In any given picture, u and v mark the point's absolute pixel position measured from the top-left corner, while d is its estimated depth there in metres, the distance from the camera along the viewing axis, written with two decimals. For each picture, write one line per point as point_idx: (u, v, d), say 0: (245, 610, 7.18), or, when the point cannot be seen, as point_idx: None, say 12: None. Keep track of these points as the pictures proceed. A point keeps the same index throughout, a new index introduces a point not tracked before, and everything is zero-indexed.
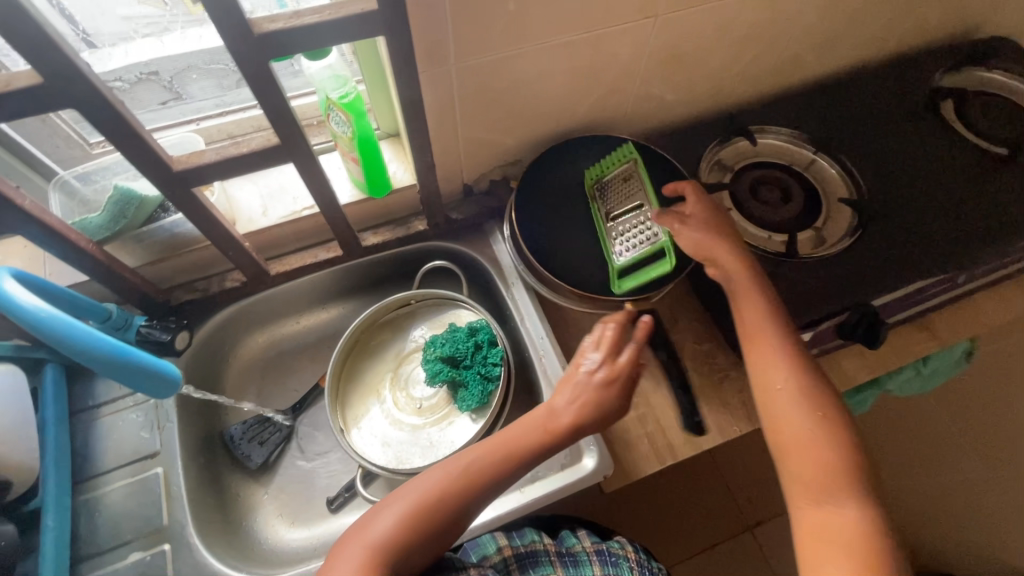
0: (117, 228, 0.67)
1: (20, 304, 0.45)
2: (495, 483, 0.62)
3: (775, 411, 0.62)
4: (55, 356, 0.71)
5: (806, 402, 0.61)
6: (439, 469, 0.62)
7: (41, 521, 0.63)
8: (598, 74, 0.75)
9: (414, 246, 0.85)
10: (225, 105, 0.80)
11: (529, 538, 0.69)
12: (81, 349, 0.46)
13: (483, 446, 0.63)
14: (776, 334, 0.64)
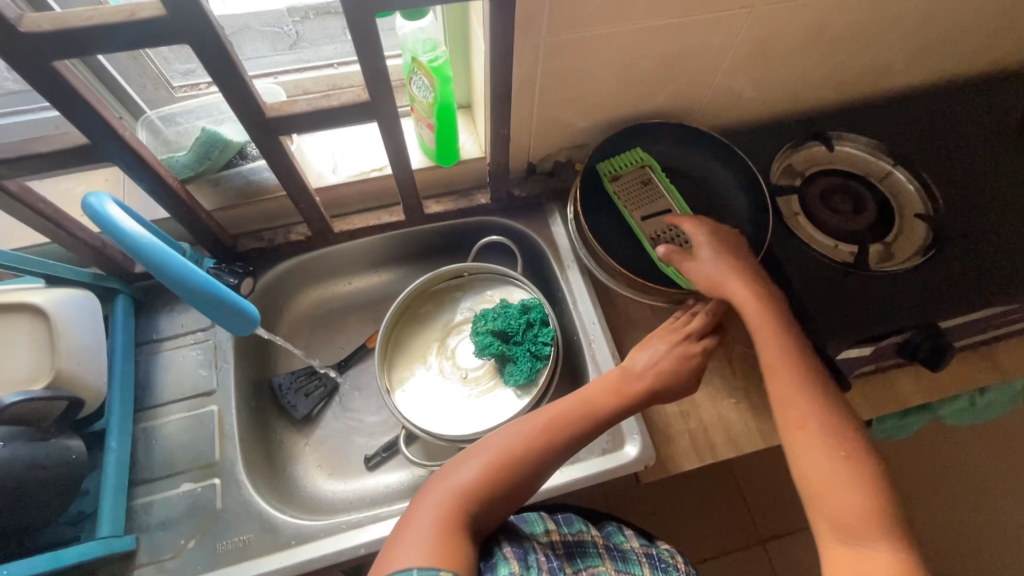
0: (201, 169, 0.68)
1: (121, 228, 0.47)
2: (557, 452, 0.63)
3: (797, 445, 0.58)
4: (126, 289, 0.75)
5: (832, 440, 0.57)
6: (489, 442, 0.63)
7: (105, 441, 0.66)
8: (683, 63, 0.74)
9: (473, 218, 0.85)
10: (302, 62, 0.80)
11: (578, 527, 0.67)
12: (179, 278, 0.49)
13: (536, 417, 0.64)
14: (798, 368, 0.62)
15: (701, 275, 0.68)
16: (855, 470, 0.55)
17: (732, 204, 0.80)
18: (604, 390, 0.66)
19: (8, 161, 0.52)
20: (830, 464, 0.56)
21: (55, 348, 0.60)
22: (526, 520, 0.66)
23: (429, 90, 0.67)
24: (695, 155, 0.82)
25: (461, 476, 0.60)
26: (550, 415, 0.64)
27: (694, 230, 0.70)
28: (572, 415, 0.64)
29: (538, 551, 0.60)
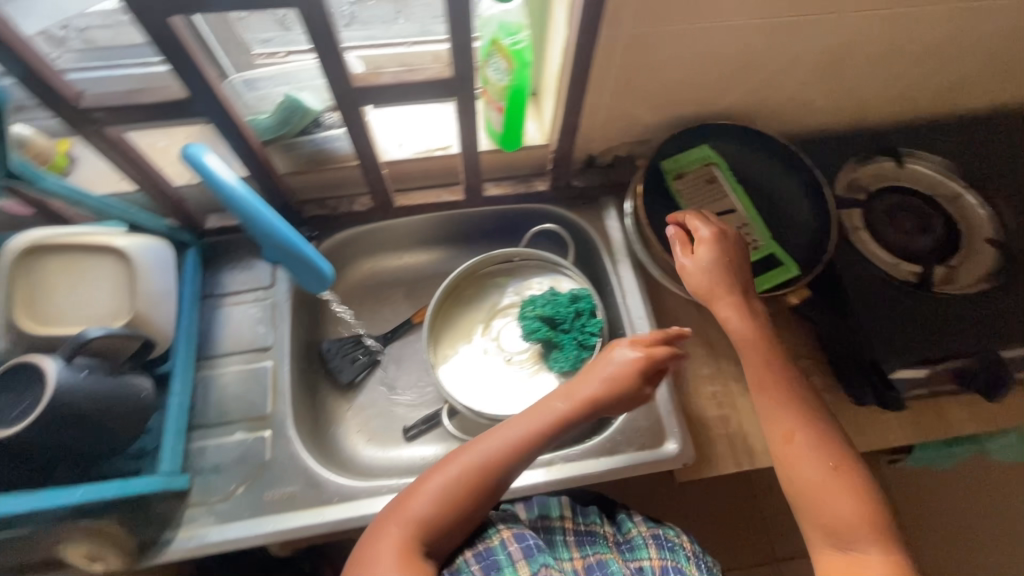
0: (281, 133, 0.71)
1: (217, 176, 0.49)
2: (511, 472, 0.61)
3: (788, 460, 0.59)
4: (195, 242, 0.78)
5: (822, 452, 0.58)
6: (435, 474, 0.60)
7: (169, 383, 0.70)
8: (758, 66, 0.73)
9: (528, 205, 0.86)
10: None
11: (591, 520, 0.68)
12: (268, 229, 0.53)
13: (480, 445, 0.61)
14: (785, 382, 0.62)
15: (694, 280, 0.67)
16: (845, 482, 0.56)
17: (793, 212, 0.79)
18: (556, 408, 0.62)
19: (116, 108, 0.56)
20: (818, 482, 0.57)
21: (135, 290, 0.63)
22: (515, 513, 0.66)
23: (505, 74, 0.68)
24: (760, 160, 0.81)
25: (416, 511, 0.58)
26: (495, 443, 0.61)
27: (696, 229, 0.69)
28: (523, 437, 0.61)
29: (508, 545, 0.60)
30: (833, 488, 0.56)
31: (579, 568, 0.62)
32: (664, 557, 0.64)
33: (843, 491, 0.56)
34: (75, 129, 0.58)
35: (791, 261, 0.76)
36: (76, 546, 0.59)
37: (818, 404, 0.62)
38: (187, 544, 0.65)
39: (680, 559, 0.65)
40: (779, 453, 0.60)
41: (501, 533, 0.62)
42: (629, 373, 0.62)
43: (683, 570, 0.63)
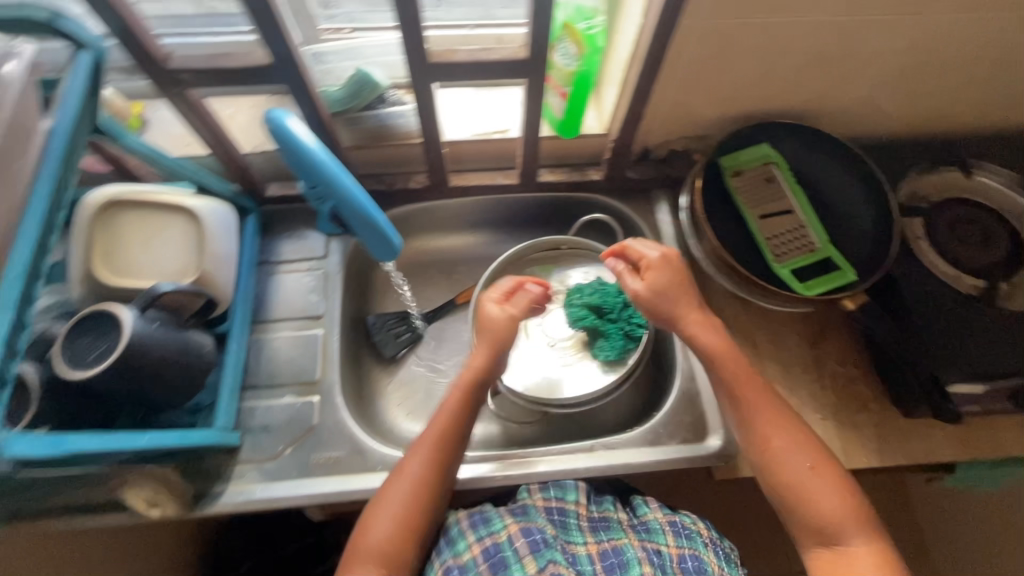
0: (349, 106, 0.73)
1: (299, 139, 0.51)
2: (448, 470, 0.66)
3: (774, 466, 0.62)
4: (255, 209, 0.80)
5: (800, 454, 0.62)
6: (380, 504, 0.63)
7: (226, 344, 0.72)
8: (831, 65, 0.72)
9: (580, 193, 0.86)
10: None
11: (604, 506, 0.70)
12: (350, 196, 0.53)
13: (409, 468, 0.64)
14: (753, 396, 0.64)
15: (653, 305, 0.67)
16: (825, 479, 0.60)
17: (852, 217, 0.78)
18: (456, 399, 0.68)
19: (202, 71, 0.57)
20: (796, 482, 0.61)
21: (203, 250, 0.65)
22: (522, 506, 0.67)
23: (574, 59, 0.69)
24: (821, 162, 0.79)
25: (373, 540, 0.61)
26: (420, 461, 0.64)
27: (651, 260, 0.68)
28: (440, 443, 0.65)
29: (514, 541, 0.62)
30: (818, 484, 0.60)
31: (593, 553, 0.63)
32: (681, 545, 0.64)
33: (823, 488, 0.60)
34: (160, 90, 0.59)
35: (847, 266, 0.75)
36: (135, 490, 0.60)
37: (779, 401, 0.65)
38: (235, 499, 0.67)
39: (698, 545, 0.64)
40: (766, 463, 0.63)
41: (506, 528, 0.63)
42: (509, 327, 0.70)
43: (701, 555, 0.63)
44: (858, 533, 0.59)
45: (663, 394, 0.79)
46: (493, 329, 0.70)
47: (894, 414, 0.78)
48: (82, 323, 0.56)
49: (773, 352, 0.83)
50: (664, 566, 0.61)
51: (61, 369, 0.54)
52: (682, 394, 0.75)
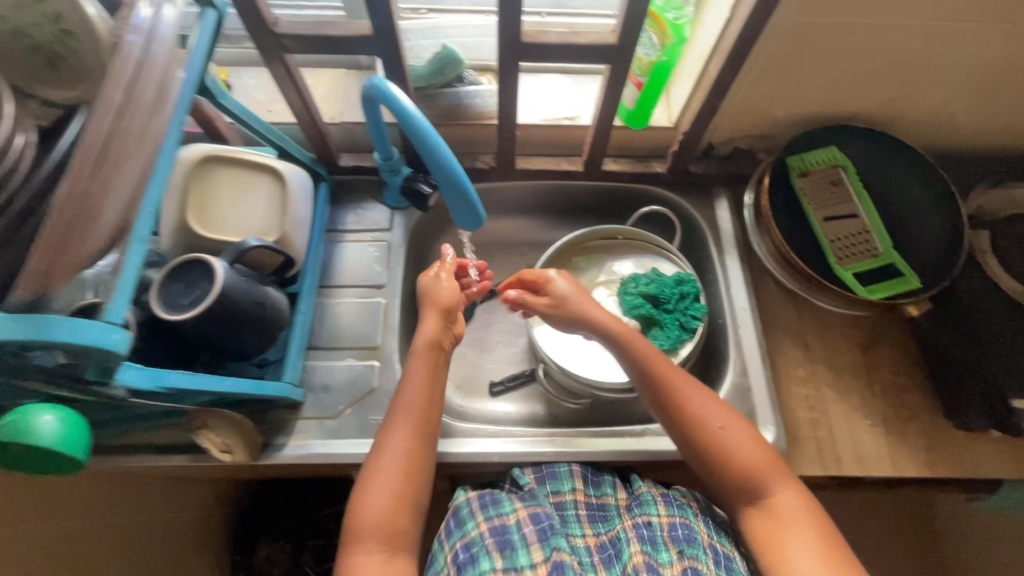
0: (431, 83, 0.75)
1: (401, 105, 0.55)
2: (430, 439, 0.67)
3: (700, 436, 0.64)
4: (327, 178, 0.83)
5: (716, 413, 0.65)
6: (370, 481, 0.62)
7: (296, 303, 0.75)
8: (914, 71, 0.71)
9: (641, 185, 0.87)
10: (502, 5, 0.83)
11: (603, 491, 0.71)
12: (441, 161, 0.54)
13: (392, 443, 0.64)
14: (669, 369, 0.68)
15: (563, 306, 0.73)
16: (734, 430, 0.64)
17: (917, 226, 0.78)
18: (422, 371, 0.68)
19: (305, 37, 0.60)
20: (714, 442, 0.63)
21: (285, 211, 0.68)
22: (529, 492, 0.69)
23: (656, 49, 0.70)
24: (891, 168, 0.79)
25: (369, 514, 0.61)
26: (405, 433, 0.65)
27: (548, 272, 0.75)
28: (418, 414, 0.66)
29: (522, 526, 0.63)
30: (730, 437, 0.63)
31: (591, 545, 0.64)
32: (672, 514, 0.65)
33: (741, 439, 0.63)
34: (262, 54, 0.62)
35: (911, 273, 0.75)
36: (212, 433, 0.62)
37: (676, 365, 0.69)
38: (296, 452, 0.70)
39: (688, 514, 0.66)
40: (699, 435, 0.64)
41: (516, 512, 0.65)
42: (454, 299, 0.73)
43: (691, 524, 0.64)
44: (779, 476, 0.62)
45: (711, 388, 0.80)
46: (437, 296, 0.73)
47: (945, 426, 0.78)
48: (176, 270, 0.59)
49: (824, 355, 0.83)
50: (654, 539, 0.62)
51: (158, 311, 0.57)
52: (734, 388, 0.76)
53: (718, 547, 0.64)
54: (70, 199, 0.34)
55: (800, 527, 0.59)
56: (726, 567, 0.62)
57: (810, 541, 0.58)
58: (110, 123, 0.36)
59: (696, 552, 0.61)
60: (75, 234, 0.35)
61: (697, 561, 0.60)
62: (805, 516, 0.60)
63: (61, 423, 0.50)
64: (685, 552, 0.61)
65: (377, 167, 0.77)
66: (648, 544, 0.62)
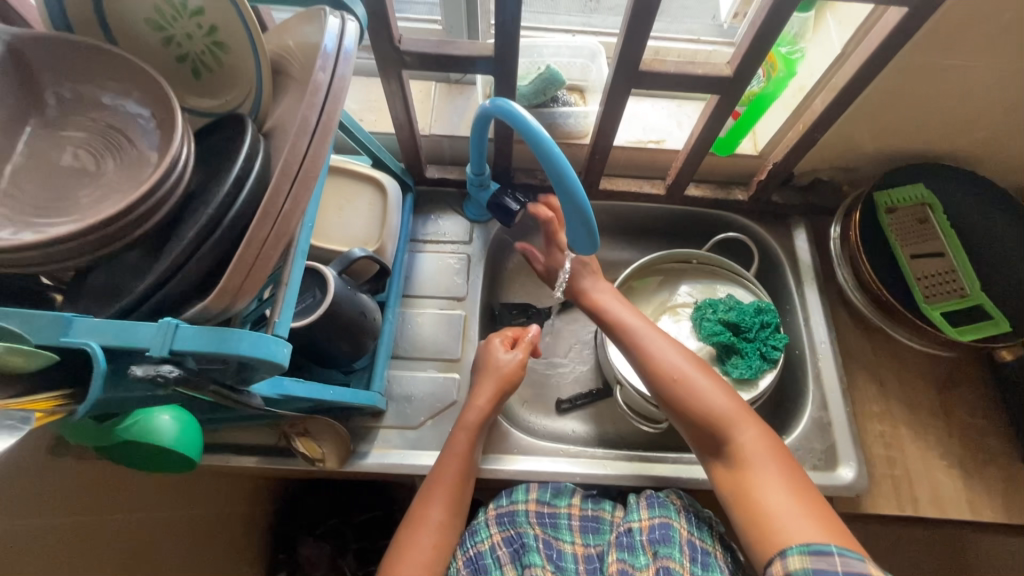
0: (532, 103, 0.76)
1: (532, 126, 0.55)
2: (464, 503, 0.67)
3: (663, 385, 0.68)
4: (413, 189, 0.84)
5: (675, 361, 0.68)
6: (407, 543, 0.63)
7: (383, 312, 0.75)
8: (1015, 115, 0.71)
9: (719, 211, 0.88)
10: (590, 26, 0.84)
11: (600, 505, 0.71)
12: (570, 188, 0.55)
13: (430, 517, 0.64)
14: (633, 325, 0.73)
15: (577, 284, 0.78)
16: (695, 377, 0.67)
17: (1005, 267, 0.77)
18: (465, 444, 0.68)
19: (426, 55, 0.61)
20: (683, 389, 0.66)
21: (385, 221, 0.69)
22: (509, 512, 0.69)
23: (762, 80, 0.74)
24: (979, 207, 0.79)
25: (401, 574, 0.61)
26: (442, 508, 0.65)
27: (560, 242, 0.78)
28: (456, 485, 0.66)
29: (496, 549, 0.66)
30: (692, 381, 0.67)
31: (578, 554, 0.67)
32: (653, 516, 0.66)
33: (703, 384, 0.66)
34: (379, 68, 0.63)
35: (1000, 316, 0.74)
36: (311, 441, 0.64)
37: (645, 321, 0.74)
38: (379, 460, 0.70)
39: (669, 513, 0.67)
40: (659, 383, 0.68)
41: (491, 538, 0.67)
42: (517, 375, 0.73)
43: (672, 524, 0.65)
44: (744, 419, 0.64)
45: (787, 420, 0.80)
46: (499, 372, 0.72)
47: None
48: None
49: (899, 392, 0.81)
50: (633, 545, 0.65)
51: None
52: (814, 421, 0.76)
53: (696, 542, 0.66)
54: (264, 216, 0.34)
55: (767, 470, 0.60)
56: (702, 563, 0.64)
57: (777, 486, 0.59)
58: (305, 144, 0.36)
59: (671, 551, 0.63)
60: (265, 251, 0.35)
61: (669, 561, 0.62)
62: (771, 460, 0.61)
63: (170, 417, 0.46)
64: (660, 553, 0.63)
65: (468, 182, 0.78)
66: (626, 551, 0.64)
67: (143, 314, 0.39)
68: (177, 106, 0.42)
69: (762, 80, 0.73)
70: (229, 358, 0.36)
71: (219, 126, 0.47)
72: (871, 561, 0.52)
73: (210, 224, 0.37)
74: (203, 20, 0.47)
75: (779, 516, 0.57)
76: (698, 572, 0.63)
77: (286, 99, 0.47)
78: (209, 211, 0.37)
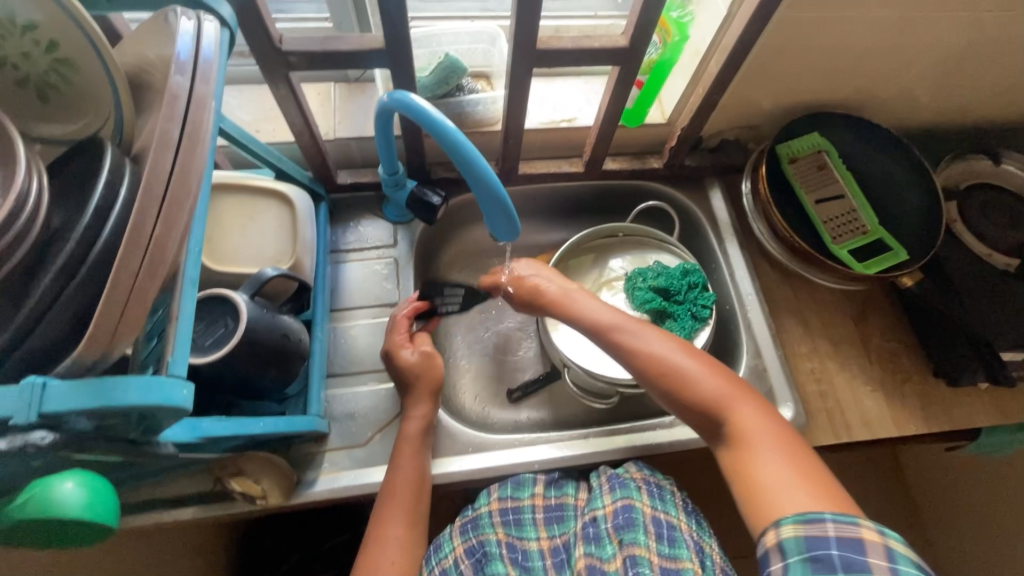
0: (437, 93, 0.74)
1: (438, 121, 0.54)
2: (423, 517, 0.65)
3: (654, 376, 0.64)
4: (326, 197, 0.80)
5: (667, 350, 0.65)
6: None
7: (311, 330, 0.71)
8: (886, 60, 0.77)
9: (638, 181, 0.89)
10: (487, 11, 0.82)
11: (563, 491, 0.70)
12: (481, 174, 0.55)
13: (388, 534, 0.62)
14: (615, 315, 0.69)
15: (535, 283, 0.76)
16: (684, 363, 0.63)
17: (894, 201, 0.84)
18: (411, 452, 0.66)
19: (312, 53, 0.57)
20: (677, 385, 0.62)
21: (297, 235, 0.66)
22: (472, 519, 0.68)
23: (659, 47, 0.76)
24: (867, 148, 0.85)
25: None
26: (400, 521, 0.63)
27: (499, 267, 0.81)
28: (412, 494, 0.64)
29: (460, 563, 0.65)
30: (684, 367, 0.63)
31: (544, 549, 0.65)
32: (615, 500, 0.65)
33: (694, 369, 0.62)
34: (263, 71, 0.59)
35: (898, 247, 0.80)
36: (247, 477, 0.60)
37: (632, 320, 0.68)
38: (328, 486, 0.67)
39: (632, 493, 0.65)
40: (649, 372, 0.64)
41: (454, 551, 0.66)
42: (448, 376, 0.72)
43: (634, 505, 0.64)
44: (735, 400, 0.60)
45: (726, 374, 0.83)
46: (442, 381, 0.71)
47: (936, 384, 0.82)
48: (196, 307, 0.57)
49: (823, 328, 0.86)
50: (598, 536, 0.63)
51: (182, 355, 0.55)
52: (751, 370, 0.79)
53: (660, 516, 0.64)
54: (131, 247, 0.30)
55: (768, 447, 0.56)
56: (669, 540, 0.61)
57: (780, 462, 0.55)
58: (170, 160, 0.32)
59: (635, 536, 0.61)
60: (138, 287, 0.31)
61: (635, 548, 0.60)
62: (777, 439, 0.57)
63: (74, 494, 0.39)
64: (625, 539, 0.61)
65: (383, 183, 0.74)
66: (593, 544, 0.63)
67: (8, 375, 0.34)
68: (16, 136, 0.37)
69: (659, 46, 0.76)
70: (123, 411, 0.32)
71: (75, 153, 0.41)
72: (866, 525, 0.49)
73: (72, 262, 0.33)
74: (38, 35, 0.41)
75: (776, 492, 0.53)
76: (664, 550, 0.60)
77: (151, 115, 0.42)
78: (69, 248, 0.33)
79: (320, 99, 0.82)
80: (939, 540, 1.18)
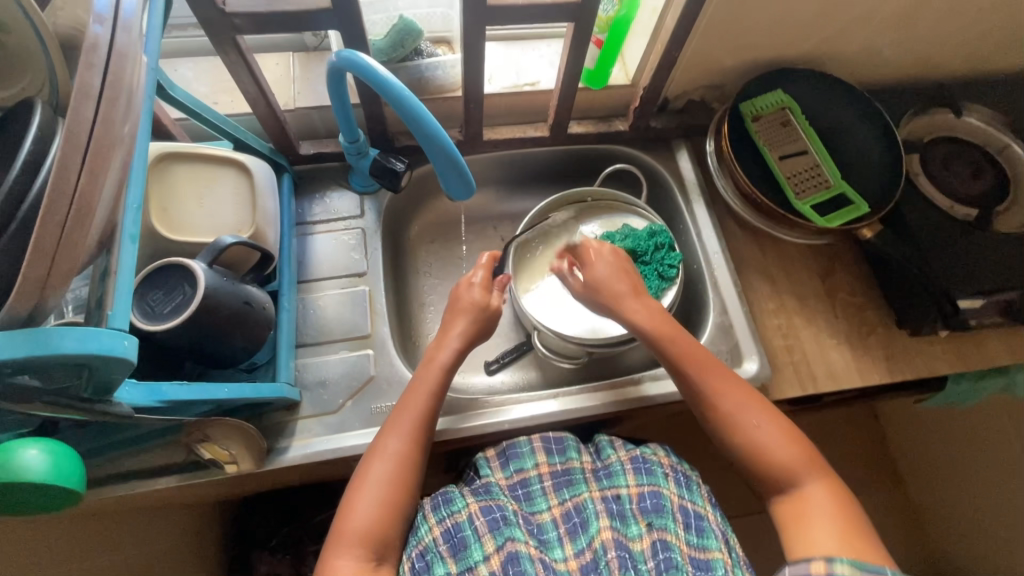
0: (392, 56, 0.73)
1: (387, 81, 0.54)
2: (425, 441, 0.65)
3: (736, 435, 0.63)
4: (289, 169, 0.80)
5: (750, 411, 0.63)
6: (354, 499, 0.60)
7: (278, 301, 0.72)
8: (843, 14, 0.77)
9: (606, 144, 0.89)
10: None
11: (567, 455, 0.68)
12: (430, 130, 0.55)
13: (386, 447, 0.62)
14: (715, 368, 0.67)
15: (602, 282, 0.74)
16: (768, 429, 0.62)
17: (857, 155, 0.84)
18: (433, 376, 0.67)
19: (257, 14, 0.56)
20: (757, 446, 0.62)
21: (255, 205, 0.66)
22: (484, 484, 0.66)
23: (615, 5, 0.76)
24: (829, 103, 0.85)
25: (361, 522, 0.58)
26: (400, 436, 0.63)
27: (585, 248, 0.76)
28: (418, 412, 0.65)
29: (474, 520, 0.60)
30: (763, 430, 0.62)
31: (557, 517, 0.63)
32: (641, 483, 0.64)
33: (773, 436, 0.62)
34: (212, 39, 0.58)
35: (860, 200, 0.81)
36: (215, 444, 0.61)
37: (728, 374, 0.66)
38: (303, 451, 0.68)
39: (658, 480, 0.64)
40: (732, 430, 0.63)
41: (468, 507, 0.62)
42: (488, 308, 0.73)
43: (662, 491, 0.63)
44: (808, 471, 0.60)
45: (697, 331, 0.85)
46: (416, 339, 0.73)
47: (901, 336, 0.82)
48: (154, 278, 0.57)
49: (789, 285, 0.87)
50: (623, 514, 0.61)
51: (138, 322, 0.55)
52: (717, 326, 0.81)
53: (688, 506, 0.63)
54: (55, 199, 0.30)
55: (829, 518, 0.56)
56: (697, 530, 0.61)
57: (838, 532, 0.55)
58: (92, 109, 0.32)
59: (665, 522, 0.60)
60: (66, 237, 0.30)
61: (665, 533, 0.59)
62: (839, 510, 0.57)
63: (37, 459, 0.41)
64: (654, 523, 0.60)
65: (345, 152, 0.74)
66: (617, 520, 0.61)
67: None
68: None
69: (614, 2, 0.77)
70: (61, 361, 0.34)
71: (8, 116, 0.41)
72: None
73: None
74: None
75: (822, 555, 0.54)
76: (693, 540, 0.60)
77: None
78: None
79: (280, 69, 0.81)
80: (918, 491, 1.21)
